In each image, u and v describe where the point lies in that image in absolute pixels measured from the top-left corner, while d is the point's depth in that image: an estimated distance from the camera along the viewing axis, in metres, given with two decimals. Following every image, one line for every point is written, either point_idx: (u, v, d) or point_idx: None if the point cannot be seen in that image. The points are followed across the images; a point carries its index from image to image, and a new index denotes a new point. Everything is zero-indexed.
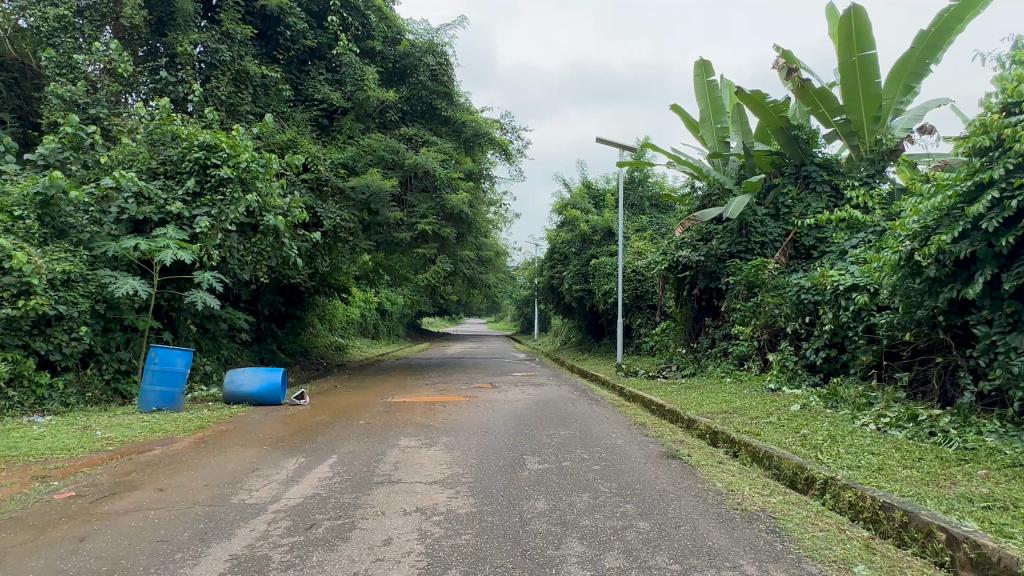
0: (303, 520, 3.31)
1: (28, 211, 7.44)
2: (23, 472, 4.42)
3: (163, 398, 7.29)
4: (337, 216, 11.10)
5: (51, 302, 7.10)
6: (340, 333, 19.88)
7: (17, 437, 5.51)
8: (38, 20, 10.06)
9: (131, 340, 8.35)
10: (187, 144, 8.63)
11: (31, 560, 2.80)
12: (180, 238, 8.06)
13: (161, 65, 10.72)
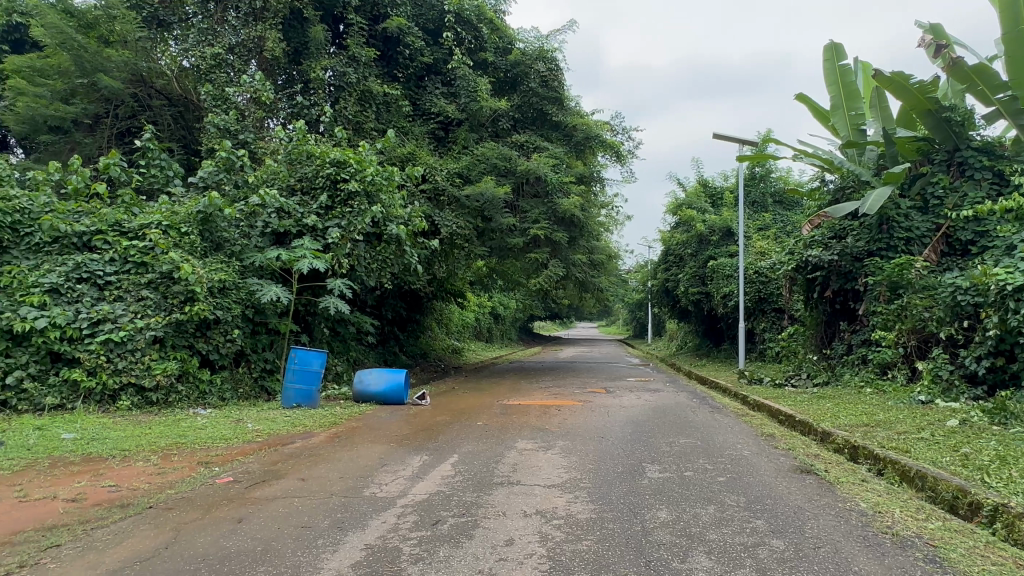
0: (430, 516, 3.45)
1: (192, 227, 8.43)
2: (191, 457, 5.01)
3: (302, 396, 7.94)
4: (454, 224, 11.53)
5: (211, 307, 8.01)
6: (457, 337, 20.64)
7: (185, 426, 6.26)
8: (198, 59, 11.42)
9: (275, 342, 9.21)
10: (320, 162, 9.36)
11: (201, 536, 3.16)
12: (314, 248, 8.79)
13: (297, 91, 11.77)
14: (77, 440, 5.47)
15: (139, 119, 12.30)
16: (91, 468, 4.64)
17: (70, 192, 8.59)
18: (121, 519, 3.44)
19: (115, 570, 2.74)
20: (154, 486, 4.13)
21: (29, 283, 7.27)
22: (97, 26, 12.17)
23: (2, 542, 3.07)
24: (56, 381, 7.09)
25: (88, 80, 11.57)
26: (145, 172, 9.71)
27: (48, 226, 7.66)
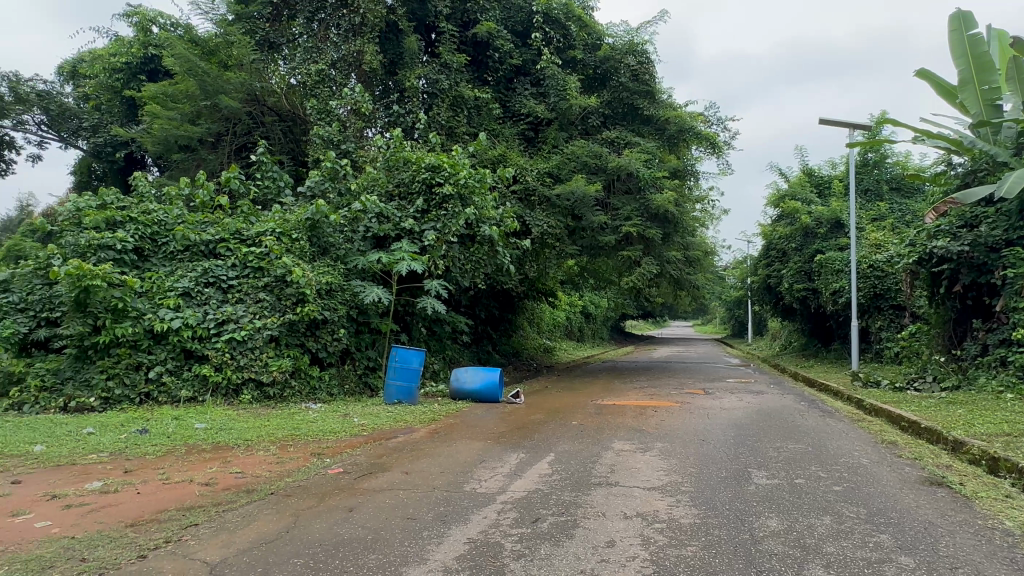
0: (529, 513, 3.48)
1: (302, 233, 9.03)
2: (305, 448, 5.36)
3: (402, 392, 8.27)
4: (545, 224, 11.57)
5: (320, 308, 8.54)
6: (548, 336, 20.69)
7: (298, 419, 6.71)
8: (304, 76, 12.22)
9: (376, 341, 9.66)
10: (416, 167, 9.71)
11: (317, 523, 3.37)
12: (412, 250, 9.13)
13: (394, 100, 12.29)
14: (208, 430, 6.01)
15: (254, 134, 13.35)
16: (220, 455, 5.08)
17: (197, 204, 9.47)
18: (247, 503, 3.74)
19: (244, 549, 2.99)
20: (274, 474, 4.46)
21: (166, 288, 8.10)
22: (217, 52, 13.33)
23: (151, 519, 3.44)
24: (189, 376, 7.83)
25: (210, 102, 12.67)
26: (260, 184, 10.51)
27: (180, 236, 8.49)
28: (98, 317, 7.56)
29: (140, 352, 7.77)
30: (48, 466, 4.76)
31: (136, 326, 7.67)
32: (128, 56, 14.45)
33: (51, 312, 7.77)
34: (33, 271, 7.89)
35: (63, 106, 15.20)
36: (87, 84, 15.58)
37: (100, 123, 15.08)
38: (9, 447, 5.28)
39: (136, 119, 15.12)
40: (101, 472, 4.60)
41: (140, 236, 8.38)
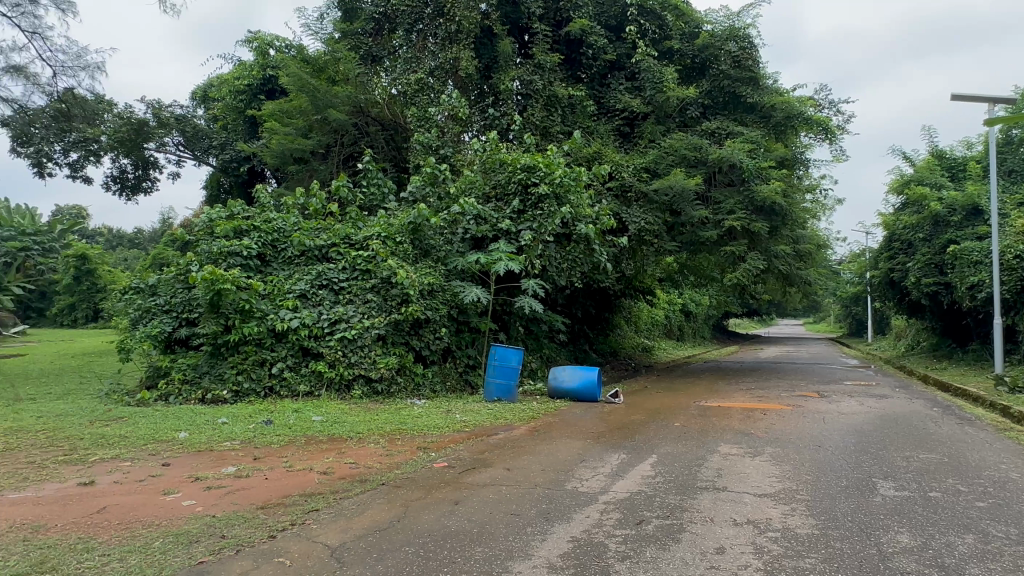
0: (633, 515, 3.42)
1: (405, 237, 9.44)
2: (412, 442, 5.60)
3: (502, 390, 8.41)
4: (642, 220, 11.32)
5: (423, 308, 8.88)
6: (647, 334, 20.22)
7: (405, 415, 7.02)
8: (405, 85, 12.76)
9: (476, 339, 9.90)
10: (512, 169, 9.83)
11: (425, 514, 3.51)
12: (509, 250, 9.26)
13: (489, 104, 12.53)
14: (324, 422, 6.43)
15: (360, 144, 14.13)
16: (335, 447, 5.43)
17: (311, 212, 10.16)
18: (362, 492, 3.97)
19: (361, 535, 3.17)
20: (385, 466, 4.70)
21: (285, 290, 8.76)
22: (326, 69, 14.09)
23: (278, 503, 3.74)
24: (306, 372, 8.41)
25: (320, 116, 13.52)
26: (366, 191, 11.09)
27: (297, 242, 9.16)
28: (229, 317, 8.31)
29: (264, 349, 8.46)
30: (191, 451, 5.30)
31: (261, 325, 8.36)
32: (249, 78, 15.75)
33: (190, 313, 8.64)
34: (174, 276, 8.80)
35: (196, 128, 16.45)
36: (216, 107, 17.13)
37: (227, 141, 16.52)
38: (159, 433, 5.93)
39: (257, 136, 16.50)
40: (234, 458, 5.06)
41: (263, 243, 9.13)
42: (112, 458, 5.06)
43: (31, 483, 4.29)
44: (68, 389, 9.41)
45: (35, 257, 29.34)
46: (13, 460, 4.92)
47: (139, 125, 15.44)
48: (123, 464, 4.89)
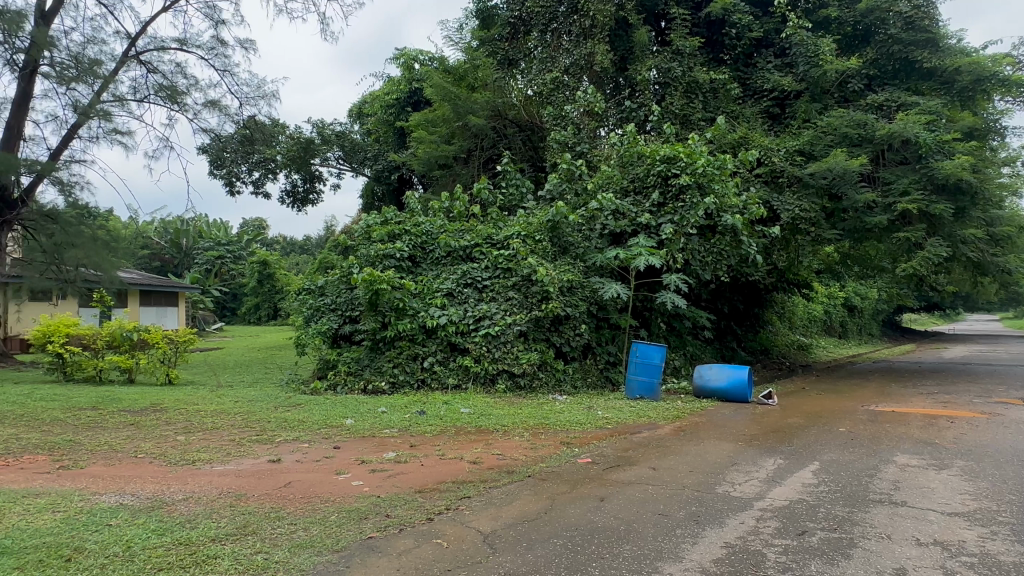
0: (794, 525, 3.19)
1: (544, 235, 9.61)
2: (555, 437, 5.70)
3: (644, 388, 8.24)
4: (796, 207, 10.45)
5: (563, 305, 8.97)
6: (803, 331, 18.63)
7: (547, 409, 7.16)
8: (541, 85, 12.97)
9: (616, 336, 9.80)
10: (651, 161, 9.59)
11: (571, 508, 3.56)
12: (649, 245, 9.04)
13: (625, 96, 12.32)
14: (472, 414, 6.76)
15: (499, 146, 14.64)
16: (483, 438, 5.69)
17: (455, 215, 10.72)
18: (509, 483, 4.12)
19: (511, 524, 3.29)
20: (530, 459, 4.83)
21: (434, 289, 9.32)
22: (466, 76, 15.06)
23: (433, 488, 4.00)
24: (454, 366, 8.87)
25: (461, 122, 14.16)
26: (506, 192, 11.43)
27: (444, 244, 9.71)
28: (385, 315, 9.02)
29: (417, 344, 9.07)
30: (357, 436, 5.84)
31: (413, 322, 8.96)
32: (398, 92, 16.99)
33: (352, 311, 9.50)
34: (339, 278, 9.75)
35: (354, 142, 18.09)
36: (369, 121, 18.67)
37: (379, 152, 17.94)
38: (330, 420, 6.61)
39: (405, 146, 17.76)
40: (393, 444, 5.50)
41: (413, 245, 9.81)
42: (293, 439, 5.75)
43: (233, 458, 5.01)
44: (257, 378, 10.82)
45: (229, 263, 34.04)
46: (218, 438, 5.77)
47: (308, 144, 17.05)
48: (302, 445, 5.53)
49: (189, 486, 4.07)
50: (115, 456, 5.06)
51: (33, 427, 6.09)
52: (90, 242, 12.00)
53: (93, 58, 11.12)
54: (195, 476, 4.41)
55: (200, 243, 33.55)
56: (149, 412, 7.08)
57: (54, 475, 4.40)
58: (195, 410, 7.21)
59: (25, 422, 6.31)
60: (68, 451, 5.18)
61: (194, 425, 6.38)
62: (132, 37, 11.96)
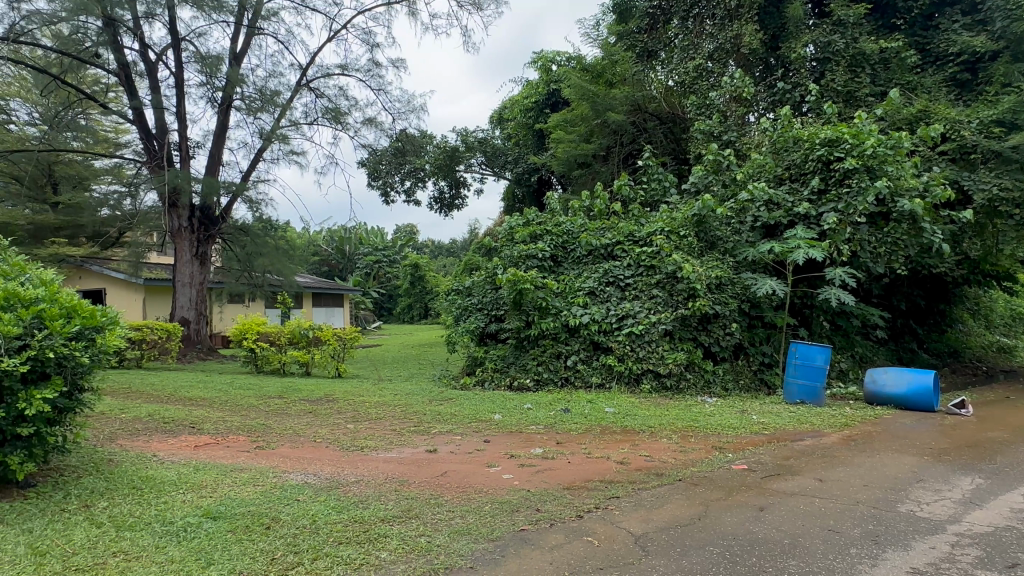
0: (1001, 556, 2.76)
1: (689, 230, 9.24)
2: (706, 440, 5.45)
3: (806, 392, 7.58)
4: (995, 187, 8.99)
5: (711, 302, 8.54)
6: (1003, 331, 16.00)
7: (697, 412, 6.87)
8: (683, 74, 12.49)
9: (772, 335, 9.15)
10: (809, 145, 8.81)
11: (727, 516, 3.39)
12: (809, 236, 8.31)
13: (778, 77, 11.46)
14: (617, 414, 6.70)
15: (639, 141, 14.38)
16: (629, 438, 5.61)
17: (596, 213, 10.67)
18: (659, 486, 4.01)
19: (663, 527, 3.21)
20: (680, 462, 4.67)
21: (576, 288, 9.37)
22: (603, 73, 14.97)
23: (582, 486, 4.02)
24: (598, 365, 8.84)
25: (600, 119, 14.03)
26: (647, 187, 11.14)
27: (585, 243, 9.71)
28: (529, 314, 9.23)
29: (560, 343, 9.17)
30: (505, 431, 6.06)
31: (556, 321, 9.08)
32: (536, 95, 17.27)
33: (497, 310, 9.85)
34: (484, 279, 10.15)
35: (495, 147, 18.49)
36: (508, 126, 19.17)
37: (520, 155, 18.32)
38: (479, 414, 6.92)
39: (544, 147, 18.00)
40: (540, 441, 5.61)
41: (554, 245, 9.94)
42: (447, 431, 6.10)
43: (395, 446, 5.44)
44: (412, 373, 11.65)
45: (385, 267, 36.97)
46: (382, 427, 6.30)
47: (451, 151, 18.27)
48: (455, 437, 5.84)
49: (359, 470, 4.50)
50: (298, 440, 5.72)
51: (234, 412, 7.09)
52: (274, 251, 13.92)
53: (274, 90, 12.67)
54: (364, 461, 4.85)
55: (360, 248, 36.82)
56: (323, 402, 7.91)
57: (252, 454, 5.09)
58: (361, 401, 7.93)
59: (228, 407, 7.36)
60: (262, 434, 5.96)
61: (361, 414, 7.02)
62: (304, 67, 13.45)
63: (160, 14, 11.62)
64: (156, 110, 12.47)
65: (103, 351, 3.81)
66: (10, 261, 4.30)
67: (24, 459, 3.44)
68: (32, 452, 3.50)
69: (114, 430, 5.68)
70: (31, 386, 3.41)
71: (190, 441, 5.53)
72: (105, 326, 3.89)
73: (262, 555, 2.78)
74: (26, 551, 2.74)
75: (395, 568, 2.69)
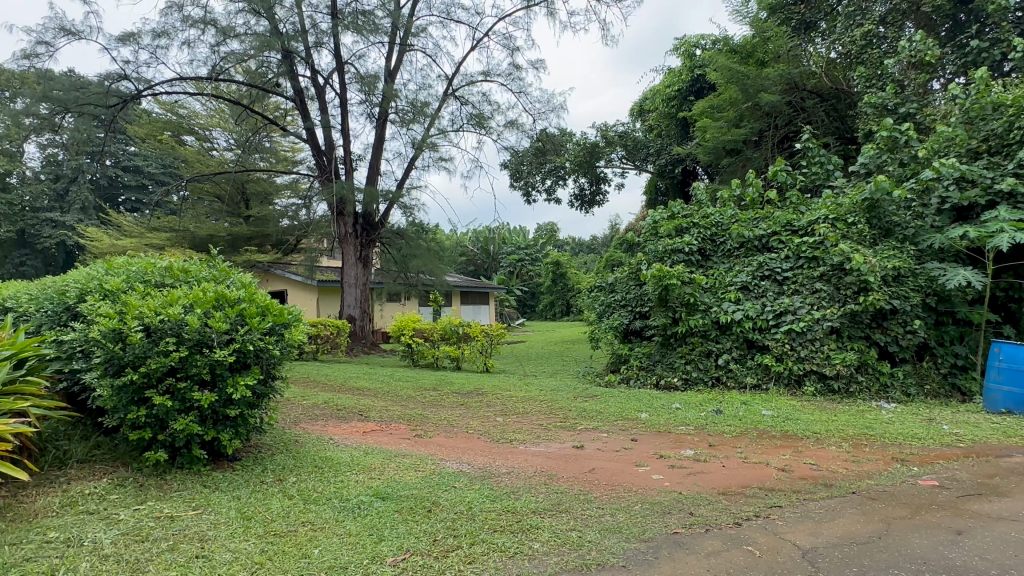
0: None
1: (859, 216, 8.33)
2: (885, 451, 4.88)
3: (1013, 400, 6.48)
4: None
5: (887, 297, 7.63)
6: None
7: (871, 418, 6.16)
8: (848, 45, 11.41)
9: (966, 334, 7.95)
10: (1014, 111, 7.55)
11: (913, 537, 3.01)
12: (1015, 218, 7.11)
13: (970, 35, 9.95)
14: (775, 417, 6.23)
15: (796, 122, 13.47)
16: (791, 444, 5.19)
17: (748, 203, 10.01)
18: (829, 497, 3.67)
19: (834, 543, 2.94)
20: (853, 473, 4.23)
21: (727, 283, 8.88)
22: (754, 52, 14.12)
23: (739, 492, 3.80)
24: (752, 365, 8.29)
25: (752, 102, 13.10)
26: (808, 171, 10.19)
27: (736, 234, 9.16)
28: (676, 310, 8.92)
29: (709, 340, 8.74)
30: (653, 431, 5.91)
31: (705, 318, 8.67)
32: (679, 83, 16.55)
33: (642, 307, 9.65)
34: (628, 275, 9.97)
35: (636, 140, 18.24)
36: (650, 117, 18.61)
37: (663, 147, 17.69)
38: (625, 412, 6.82)
39: (689, 136, 17.23)
40: (691, 442, 5.40)
41: (702, 238, 9.49)
42: (593, 428, 6.09)
43: (542, 441, 5.55)
44: (557, 369, 11.80)
45: (528, 265, 37.85)
46: (529, 421, 6.45)
47: (591, 147, 18.25)
48: (601, 434, 5.81)
49: (510, 462, 4.66)
50: (452, 430, 6.06)
51: (395, 402, 7.70)
52: (427, 252, 14.98)
53: (424, 101, 13.53)
54: (513, 453, 5.01)
55: (504, 248, 38.08)
56: (473, 395, 8.29)
57: (412, 441, 5.49)
58: (508, 396, 8.19)
59: (390, 397, 8.01)
60: (420, 423, 6.40)
61: (509, 408, 7.26)
62: (450, 78, 14.19)
63: (327, 42, 12.92)
64: (325, 129, 13.89)
65: (290, 344, 4.34)
66: (218, 267, 5.04)
67: (232, 436, 4.02)
68: (237, 431, 4.07)
69: (299, 415, 6.45)
70: (237, 374, 3.97)
71: (359, 426, 6.11)
72: (290, 323, 4.42)
73: (426, 535, 2.98)
74: (236, 514, 3.20)
75: (547, 560, 2.74)
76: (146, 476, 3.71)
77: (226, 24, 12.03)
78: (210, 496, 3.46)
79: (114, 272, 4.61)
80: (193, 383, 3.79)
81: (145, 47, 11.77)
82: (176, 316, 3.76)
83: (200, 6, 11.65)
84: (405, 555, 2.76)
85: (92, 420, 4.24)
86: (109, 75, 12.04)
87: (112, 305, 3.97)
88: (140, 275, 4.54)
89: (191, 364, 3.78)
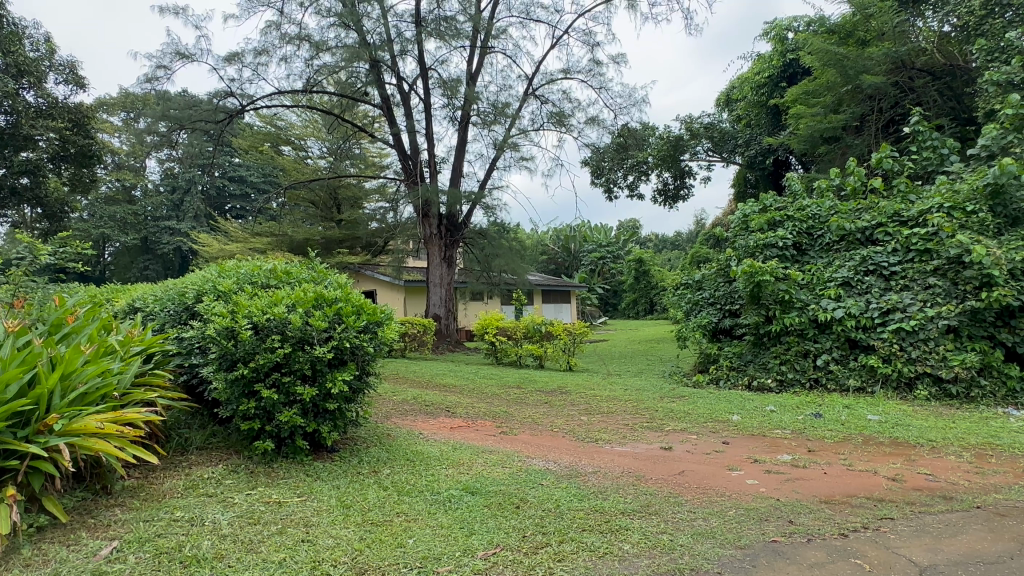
0: None
1: (981, 204, 7.61)
2: (1015, 463, 4.40)
3: None
4: None
5: (1015, 292, 6.90)
6: None
7: (997, 426, 5.59)
8: (966, 16, 10.59)
9: None
10: None
11: None
12: None
13: None
14: (884, 423, 5.78)
15: (904, 104, 12.55)
16: (903, 452, 4.80)
17: (849, 192, 9.36)
18: (949, 512, 3.36)
19: (957, 562, 2.70)
20: (977, 485, 3.85)
21: (826, 279, 8.36)
22: (855, 31, 13.38)
23: (843, 501, 3.57)
24: (856, 366, 7.74)
25: (852, 85, 12.26)
26: (917, 157, 9.38)
27: (836, 227, 8.60)
28: (769, 308, 8.51)
29: (807, 340, 8.26)
30: (746, 434, 5.66)
31: (802, 316, 8.22)
32: (769, 69, 15.76)
33: (732, 305, 9.26)
34: (717, 272, 9.62)
35: (723, 132, 17.51)
36: (738, 106, 17.78)
37: (752, 137, 16.87)
38: (716, 414, 6.58)
39: (781, 124, 16.34)
40: (788, 447, 5.11)
41: (798, 231, 8.99)
42: (682, 430, 5.92)
43: (629, 441, 5.46)
44: (642, 369, 11.57)
45: (610, 263, 37.37)
46: (615, 421, 6.37)
47: (676, 140, 17.62)
48: (691, 436, 5.64)
49: (596, 461, 4.62)
50: (537, 428, 6.09)
51: (480, 399, 7.84)
52: (508, 251, 15.09)
53: (505, 102, 13.68)
54: (600, 453, 4.96)
55: (585, 246, 37.84)
56: (556, 394, 8.29)
57: (498, 438, 5.57)
58: (592, 395, 8.12)
59: (476, 395, 8.16)
60: (505, 421, 6.48)
61: (593, 407, 7.19)
62: (531, 77, 14.27)
63: (411, 50, 13.35)
64: (410, 133, 14.35)
65: (383, 342, 4.53)
66: (316, 269, 5.34)
67: (331, 428, 4.25)
68: (336, 423, 4.30)
69: (390, 410, 6.70)
70: (335, 370, 4.19)
71: (447, 423, 6.27)
72: (383, 321, 4.61)
73: (515, 531, 3.02)
74: (336, 502, 3.39)
75: (639, 562, 2.69)
76: (256, 464, 3.99)
77: (319, 39, 12.72)
78: (313, 485, 3.68)
79: (225, 275, 4.96)
80: (295, 378, 4.03)
81: (248, 65, 12.67)
82: (280, 314, 4.02)
83: (296, 24, 12.40)
84: (496, 549, 2.81)
85: (207, 411, 4.60)
86: (217, 93, 13.05)
87: (224, 305, 4.31)
88: (248, 276, 4.87)
89: (294, 360, 4.02)
